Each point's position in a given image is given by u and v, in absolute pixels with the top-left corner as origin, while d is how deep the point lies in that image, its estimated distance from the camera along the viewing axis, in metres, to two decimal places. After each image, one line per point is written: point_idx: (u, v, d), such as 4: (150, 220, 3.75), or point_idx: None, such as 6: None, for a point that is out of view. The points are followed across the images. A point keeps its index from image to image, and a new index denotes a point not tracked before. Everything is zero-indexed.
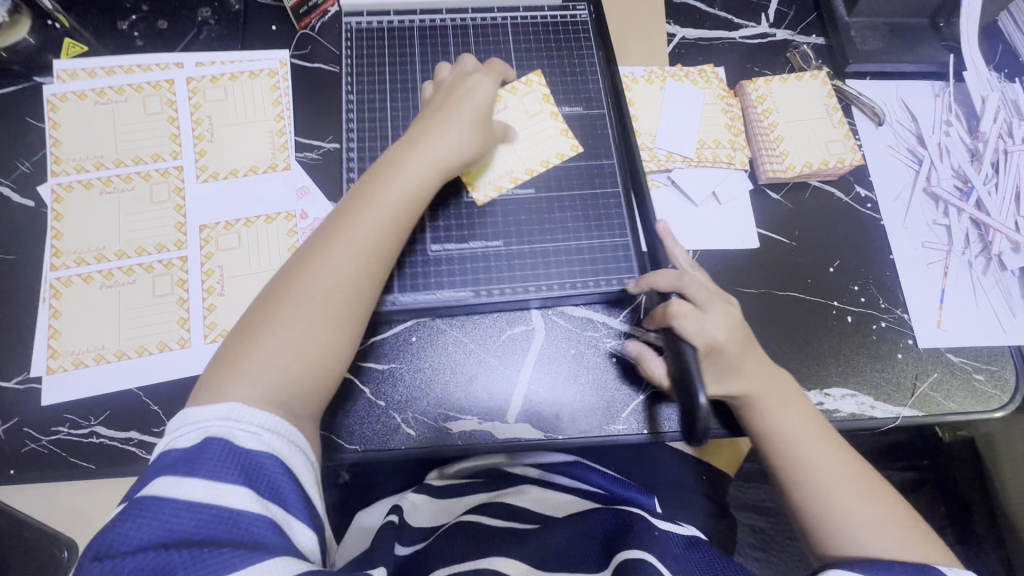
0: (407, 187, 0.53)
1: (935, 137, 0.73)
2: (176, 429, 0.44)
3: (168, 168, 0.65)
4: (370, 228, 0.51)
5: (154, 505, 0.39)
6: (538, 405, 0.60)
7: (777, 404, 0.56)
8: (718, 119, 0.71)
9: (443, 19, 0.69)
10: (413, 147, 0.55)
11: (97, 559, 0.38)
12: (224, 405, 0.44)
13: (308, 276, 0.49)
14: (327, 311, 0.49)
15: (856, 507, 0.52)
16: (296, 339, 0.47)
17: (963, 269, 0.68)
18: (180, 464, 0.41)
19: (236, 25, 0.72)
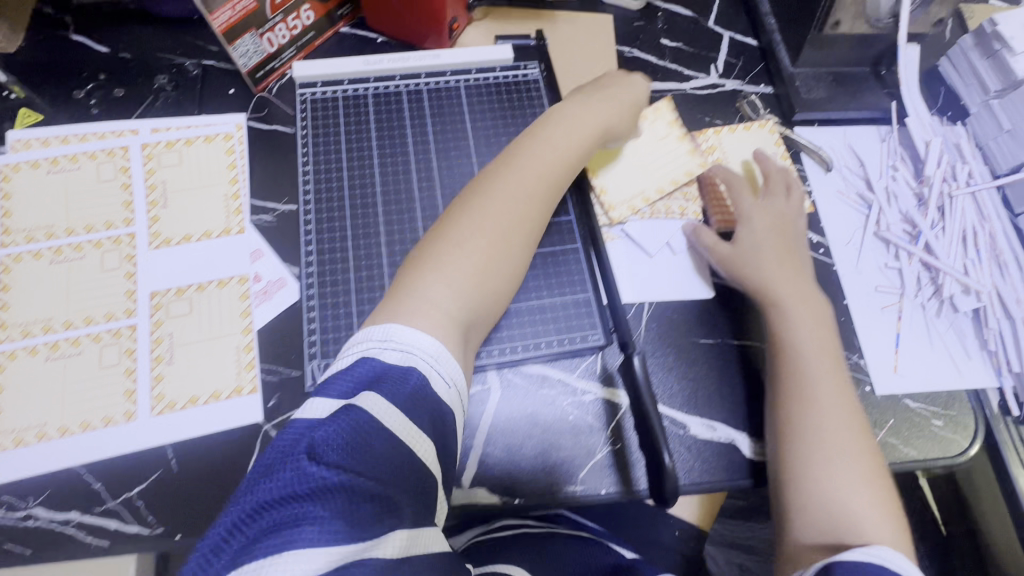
0: (566, 147, 0.63)
1: (882, 182, 0.75)
2: (381, 341, 0.48)
3: (120, 235, 0.65)
4: (527, 174, 0.60)
5: (369, 413, 0.42)
6: (493, 468, 0.59)
7: (817, 356, 0.61)
8: (675, 165, 0.72)
9: (397, 85, 0.70)
10: (587, 117, 0.65)
11: (299, 459, 0.38)
12: (434, 342, 0.49)
13: (493, 209, 0.58)
14: (512, 239, 0.58)
15: (845, 462, 0.55)
16: (472, 266, 0.55)
17: (917, 311, 0.69)
18: (389, 376, 0.46)
19: (193, 91, 0.73)
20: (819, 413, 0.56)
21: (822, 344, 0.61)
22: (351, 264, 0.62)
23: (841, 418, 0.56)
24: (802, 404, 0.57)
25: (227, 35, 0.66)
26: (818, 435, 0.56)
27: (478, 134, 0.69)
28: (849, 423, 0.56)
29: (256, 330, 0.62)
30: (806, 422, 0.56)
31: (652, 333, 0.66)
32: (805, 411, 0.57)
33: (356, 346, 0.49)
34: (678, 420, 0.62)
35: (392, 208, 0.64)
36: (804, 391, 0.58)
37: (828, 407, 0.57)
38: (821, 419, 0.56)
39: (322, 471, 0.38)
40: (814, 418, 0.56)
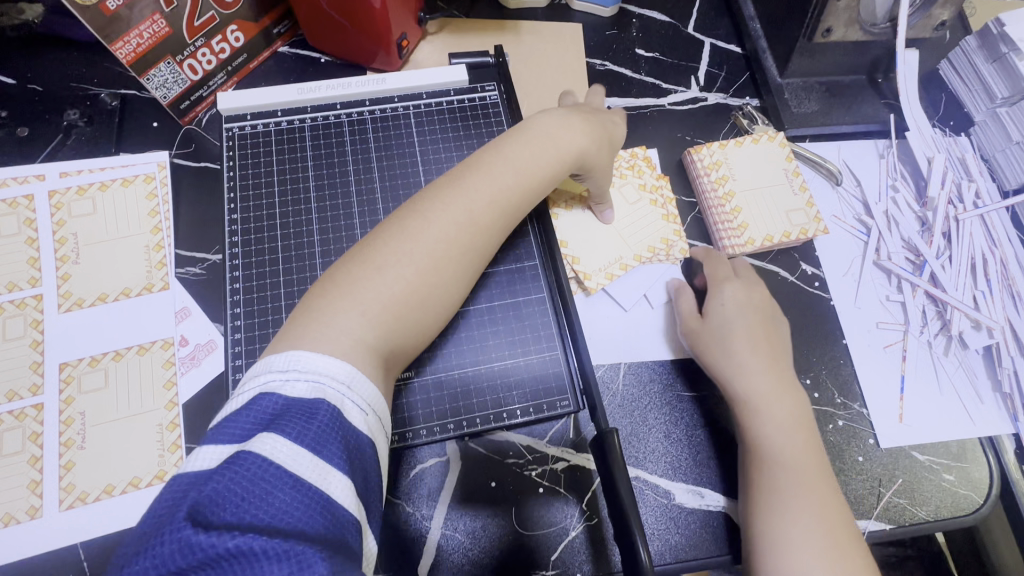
0: (531, 158, 0.53)
1: (881, 204, 0.68)
2: (283, 371, 0.37)
3: (25, 298, 0.57)
4: (484, 197, 0.50)
5: (260, 461, 0.31)
6: (454, 554, 0.52)
7: (785, 424, 0.53)
8: (654, 220, 0.65)
9: (338, 114, 0.63)
10: (556, 128, 0.55)
11: (179, 525, 0.27)
12: (347, 368, 0.38)
13: (435, 224, 0.47)
14: (451, 265, 0.48)
15: (805, 549, 0.47)
16: (399, 291, 0.44)
17: (923, 350, 0.62)
18: (288, 415, 0.34)
19: (110, 126, 0.65)
20: (797, 510, 0.49)
21: (801, 423, 0.54)
22: (284, 326, 0.54)
23: (824, 514, 0.49)
24: (778, 499, 0.50)
25: (137, 65, 0.58)
26: (800, 538, 0.48)
27: (430, 167, 0.62)
28: (833, 520, 0.49)
29: (182, 403, 0.55)
30: (767, 510, 0.49)
31: (630, 392, 0.59)
32: (784, 507, 0.49)
33: (257, 376, 0.37)
34: (661, 488, 0.55)
35: (332, 257, 0.57)
36: (779, 484, 0.50)
37: (806, 501, 0.49)
38: (800, 516, 0.48)
39: (207, 539, 0.27)
40: (792, 516, 0.49)
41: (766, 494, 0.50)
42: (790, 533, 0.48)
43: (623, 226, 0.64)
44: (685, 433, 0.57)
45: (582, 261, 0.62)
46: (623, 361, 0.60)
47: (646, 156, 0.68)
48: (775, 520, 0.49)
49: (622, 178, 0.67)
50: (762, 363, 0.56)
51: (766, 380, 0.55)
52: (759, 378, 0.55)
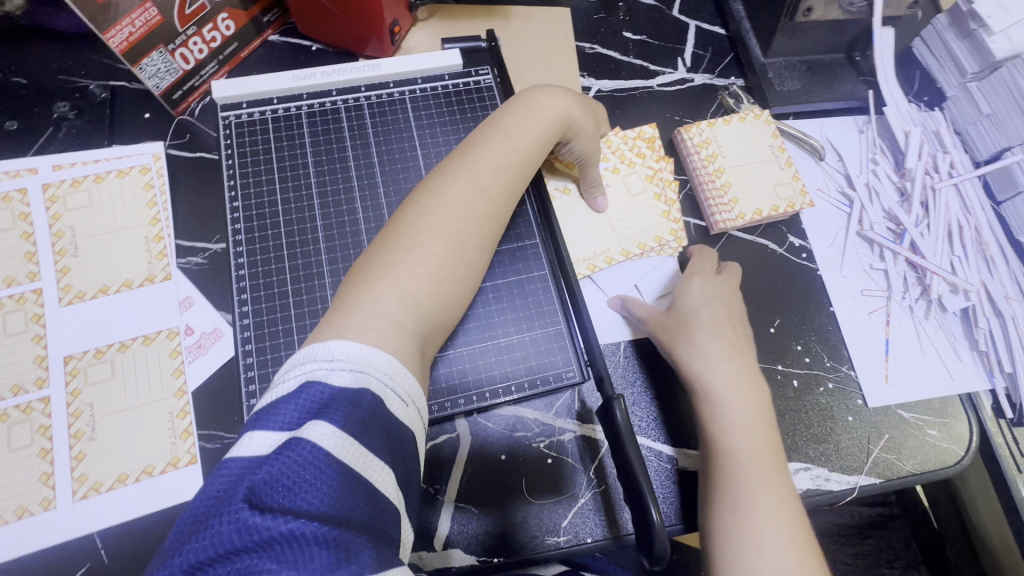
0: (525, 146, 0.54)
1: (863, 177, 0.71)
2: (328, 360, 0.37)
3: (24, 292, 0.57)
4: (484, 181, 0.51)
5: (315, 450, 0.32)
6: (469, 524, 0.53)
7: (743, 418, 0.52)
8: (653, 211, 0.66)
9: (334, 101, 0.63)
10: (550, 110, 0.56)
11: (238, 507, 0.29)
12: (386, 359, 0.39)
13: (440, 206, 0.49)
14: (466, 244, 0.49)
15: (762, 545, 0.46)
16: (417, 269, 0.45)
17: (905, 314, 0.66)
18: (338, 403, 0.35)
19: (102, 118, 0.64)
20: (756, 510, 0.47)
21: (761, 422, 0.52)
22: (292, 310, 0.54)
23: (783, 512, 0.47)
24: (735, 500, 0.48)
25: (130, 54, 0.57)
26: (759, 539, 0.46)
27: (428, 152, 0.62)
28: (792, 519, 0.47)
29: (191, 391, 0.55)
30: (723, 504, 0.49)
31: (631, 365, 0.61)
32: (741, 505, 0.48)
33: (301, 365, 0.38)
34: (665, 454, 0.57)
35: (336, 241, 0.57)
36: (739, 485, 0.49)
37: (765, 502, 0.48)
38: (759, 514, 0.47)
39: (264, 521, 0.28)
40: (751, 515, 0.47)
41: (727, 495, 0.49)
42: (749, 533, 0.46)
43: (620, 216, 0.65)
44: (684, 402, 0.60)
45: (571, 249, 0.64)
46: (622, 339, 0.62)
47: (655, 134, 0.68)
48: (734, 520, 0.47)
49: (621, 168, 0.67)
50: (724, 361, 0.55)
51: (728, 381, 0.54)
52: (719, 378, 0.54)
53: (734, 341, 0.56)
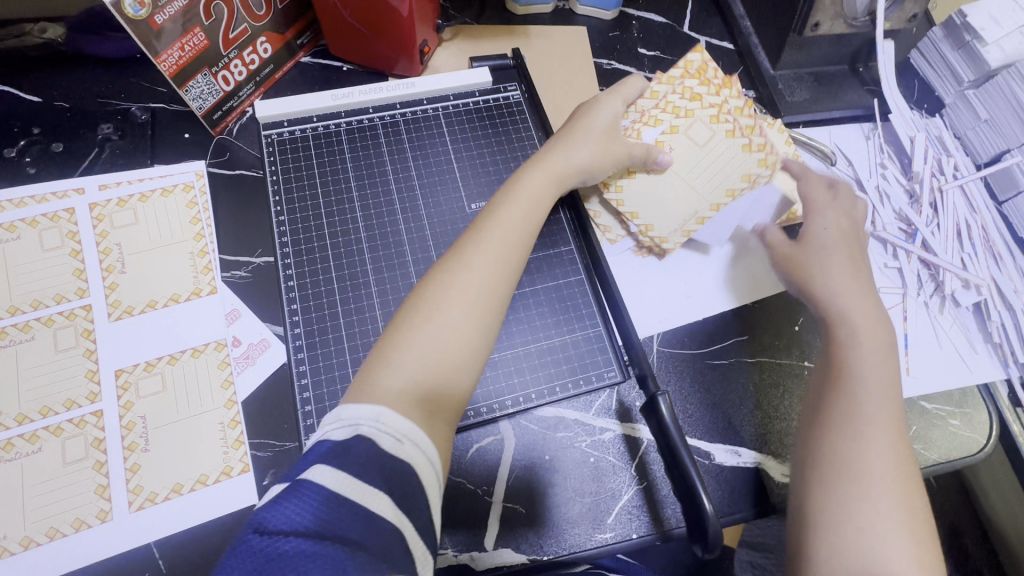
0: (535, 200, 0.56)
1: (873, 181, 0.75)
2: (329, 424, 0.41)
3: (74, 309, 0.58)
4: (498, 251, 0.52)
5: (309, 491, 0.34)
6: (519, 522, 0.55)
7: (870, 330, 0.55)
8: (732, 152, 0.61)
9: (371, 118, 0.66)
10: (545, 162, 0.59)
11: (242, 538, 0.32)
12: (372, 407, 0.41)
13: (443, 284, 0.49)
14: (466, 327, 0.48)
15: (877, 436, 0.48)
16: (425, 346, 0.46)
17: (921, 310, 0.69)
18: (332, 453, 0.38)
19: (144, 138, 0.66)
20: (867, 430, 0.48)
21: (886, 357, 0.53)
22: (342, 320, 0.56)
23: (894, 447, 0.48)
24: (847, 425, 0.49)
25: (177, 77, 0.60)
26: (861, 466, 0.47)
27: (463, 165, 0.65)
28: (902, 453, 0.48)
29: (241, 401, 0.57)
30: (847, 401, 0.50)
31: (666, 364, 0.62)
32: (853, 430, 0.48)
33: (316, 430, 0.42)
34: (703, 450, 0.59)
35: (380, 252, 0.59)
36: (860, 409, 0.49)
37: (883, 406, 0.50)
38: (869, 443, 0.48)
39: (261, 541, 0.31)
40: (862, 444, 0.48)
41: (838, 422, 0.49)
42: (853, 460, 0.47)
43: (695, 175, 0.62)
44: (721, 399, 0.61)
45: (654, 228, 0.65)
46: (655, 331, 0.64)
47: (701, 59, 0.63)
48: (848, 445, 0.48)
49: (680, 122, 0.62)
50: (858, 295, 0.57)
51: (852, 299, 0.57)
52: (852, 310, 0.56)
53: (857, 274, 0.59)
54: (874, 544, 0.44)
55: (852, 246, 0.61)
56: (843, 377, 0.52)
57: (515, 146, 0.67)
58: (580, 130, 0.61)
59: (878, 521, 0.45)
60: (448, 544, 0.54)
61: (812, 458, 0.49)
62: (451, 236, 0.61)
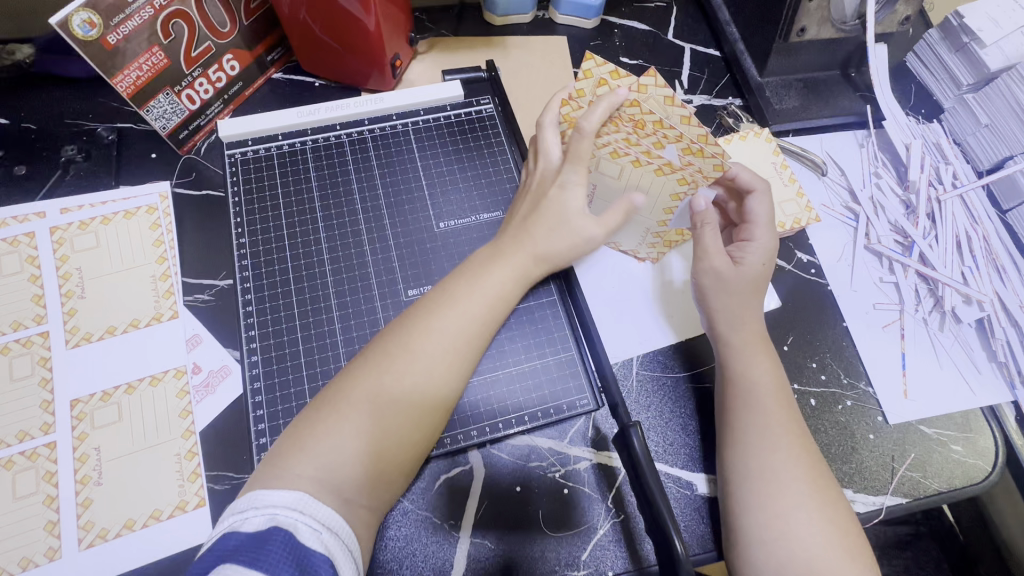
0: (495, 294, 0.52)
1: (867, 191, 0.71)
2: (244, 511, 0.39)
3: (31, 336, 0.57)
4: (449, 349, 0.48)
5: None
6: (487, 558, 0.52)
7: (750, 354, 0.54)
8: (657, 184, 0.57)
9: (337, 135, 0.64)
10: (507, 253, 0.54)
11: None
12: (293, 491, 0.40)
13: (387, 377, 0.46)
14: (408, 430, 0.46)
15: (777, 464, 0.49)
16: (356, 442, 0.44)
17: (919, 327, 0.65)
18: (243, 548, 0.35)
19: (109, 159, 0.65)
20: (771, 459, 0.49)
21: (773, 372, 0.54)
22: (301, 347, 0.54)
23: (796, 453, 0.49)
24: (746, 441, 0.50)
25: (136, 97, 0.58)
26: (774, 475, 0.48)
27: (433, 182, 0.63)
28: (808, 456, 0.50)
29: (199, 431, 0.54)
30: (748, 434, 0.50)
31: (645, 389, 0.59)
32: (753, 443, 0.50)
33: (221, 521, 0.39)
34: (685, 481, 0.55)
35: (342, 274, 0.57)
36: (752, 423, 0.51)
37: (776, 439, 0.50)
38: (773, 453, 0.49)
39: None
40: (763, 457, 0.49)
41: (736, 439, 0.51)
42: (766, 472, 0.49)
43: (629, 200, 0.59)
44: (705, 425, 0.58)
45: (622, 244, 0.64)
46: (635, 353, 0.60)
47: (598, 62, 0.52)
48: (749, 458, 0.50)
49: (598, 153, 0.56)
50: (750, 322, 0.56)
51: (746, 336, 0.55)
52: (734, 337, 0.55)
53: (732, 304, 0.56)
54: (806, 550, 0.46)
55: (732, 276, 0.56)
56: (741, 397, 0.52)
57: (487, 161, 0.65)
58: (550, 228, 0.55)
59: (798, 526, 0.46)
60: None
61: (728, 473, 0.50)
62: (418, 257, 0.59)
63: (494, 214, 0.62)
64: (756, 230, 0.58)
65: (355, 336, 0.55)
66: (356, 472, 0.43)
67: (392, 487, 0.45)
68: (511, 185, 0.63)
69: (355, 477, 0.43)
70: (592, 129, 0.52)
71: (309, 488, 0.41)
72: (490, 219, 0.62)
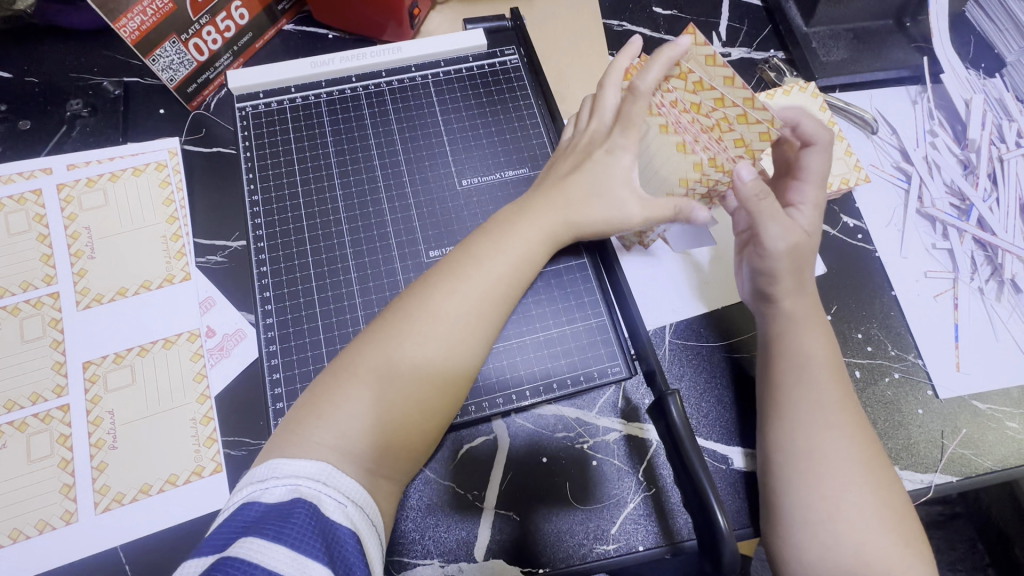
0: (519, 254, 0.48)
1: (921, 150, 0.66)
2: (263, 481, 0.37)
3: (41, 297, 0.55)
4: (470, 310, 0.45)
5: (241, 564, 0.31)
6: (512, 530, 0.50)
7: (801, 327, 0.50)
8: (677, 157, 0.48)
9: (353, 88, 0.60)
10: (532, 210, 0.50)
11: None
12: (316, 462, 0.38)
13: (400, 338, 0.43)
14: (428, 394, 0.43)
15: (824, 442, 0.45)
16: (377, 407, 0.41)
17: (974, 296, 0.60)
18: (267, 521, 0.33)
19: (115, 114, 0.62)
20: (822, 441, 0.46)
21: (829, 345, 0.50)
22: (318, 310, 0.51)
23: (851, 433, 0.46)
24: (796, 417, 0.47)
25: (141, 45, 0.55)
26: (827, 454, 0.45)
27: (454, 138, 0.59)
28: (863, 436, 0.46)
29: (214, 396, 0.53)
30: (800, 411, 0.47)
31: (679, 358, 0.56)
32: (806, 419, 0.46)
33: (239, 489, 0.37)
34: (721, 454, 0.52)
35: (360, 234, 0.54)
36: (805, 398, 0.47)
37: (825, 420, 0.46)
38: (823, 432, 0.46)
39: None
40: (811, 437, 0.46)
41: (785, 413, 0.47)
42: (815, 451, 0.45)
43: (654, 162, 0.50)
44: (743, 396, 0.54)
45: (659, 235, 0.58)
46: (668, 321, 0.57)
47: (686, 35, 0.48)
48: (800, 436, 0.46)
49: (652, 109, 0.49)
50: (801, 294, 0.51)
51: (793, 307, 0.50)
52: (789, 308, 0.50)
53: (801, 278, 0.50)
54: (858, 534, 0.43)
55: (802, 243, 0.49)
56: (794, 371, 0.48)
57: (512, 116, 0.60)
58: (581, 187, 0.50)
59: (850, 509, 0.43)
60: (433, 554, 0.49)
61: (774, 451, 0.47)
62: (439, 217, 0.55)
63: (520, 171, 0.58)
64: (807, 189, 0.52)
65: (374, 299, 0.52)
66: (375, 440, 0.41)
67: (413, 456, 0.43)
68: (537, 141, 0.59)
69: (372, 449, 0.40)
70: (649, 87, 0.46)
71: (330, 459, 0.38)
72: (515, 176, 0.58)
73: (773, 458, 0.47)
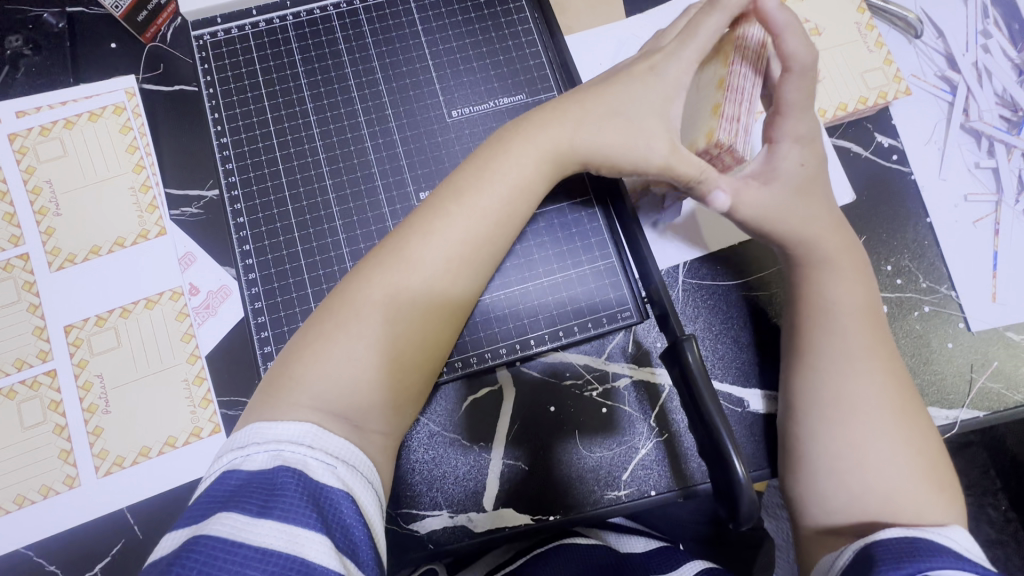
0: (519, 194, 0.43)
1: (970, 55, 0.58)
2: (242, 448, 0.34)
3: (11, 259, 0.51)
4: (462, 264, 0.41)
5: (223, 543, 0.29)
6: (521, 479, 0.49)
7: (835, 268, 0.46)
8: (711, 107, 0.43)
9: (323, 7, 0.52)
10: (534, 130, 0.44)
11: None
12: (300, 423, 0.35)
13: (378, 289, 0.40)
14: (415, 350, 0.40)
15: (852, 385, 0.43)
16: (365, 364, 0.38)
17: (1018, 220, 0.55)
18: (246, 493, 0.31)
19: (61, 51, 0.55)
20: (853, 383, 0.43)
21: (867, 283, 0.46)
22: (303, 262, 0.47)
23: (878, 376, 0.43)
24: (821, 362, 0.44)
25: None
26: (853, 396, 0.43)
27: (441, 62, 0.52)
28: (888, 380, 0.43)
29: (205, 355, 0.50)
30: (830, 355, 0.44)
31: (694, 299, 0.52)
32: (829, 365, 0.44)
33: (220, 456, 0.35)
34: (736, 398, 0.50)
35: (343, 177, 0.49)
36: (830, 343, 0.44)
37: (852, 363, 0.43)
38: (850, 375, 0.43)
39: None
40: (836, 380, 0.43)
41: (808, 357, 0.45)
42: (841, 394, 0.43)
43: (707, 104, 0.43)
44: (760, 338, 0.51)
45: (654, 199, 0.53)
46: (682, 260, 0.53)
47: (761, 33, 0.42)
48: (816, 380, 0.44)
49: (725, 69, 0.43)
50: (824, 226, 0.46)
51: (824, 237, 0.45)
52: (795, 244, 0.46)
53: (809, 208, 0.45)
54: (886, 478, 0.41)
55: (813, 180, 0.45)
56: (820, 312, 0.45)
57: (504, 35, 0.53)
58: (592, 111, 0.44)
59: (876, 453, 0.41)
60: (441, 505, 0.48)
61: (794, 394, 0.45)
62: (428, 153, 0.50)
63: (515, 98, 0.52)
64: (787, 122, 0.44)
65: (362, 248, 0.48)
66: (362, 399, 0.38)
67: (408, 415, 0.41)
68: (535, 63, 0.53)
69: (362, 409, 0.38)
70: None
71: (315, 419, 0.36)
72: (510, 104, 0.52)
73: (797, 403, 0.44)
